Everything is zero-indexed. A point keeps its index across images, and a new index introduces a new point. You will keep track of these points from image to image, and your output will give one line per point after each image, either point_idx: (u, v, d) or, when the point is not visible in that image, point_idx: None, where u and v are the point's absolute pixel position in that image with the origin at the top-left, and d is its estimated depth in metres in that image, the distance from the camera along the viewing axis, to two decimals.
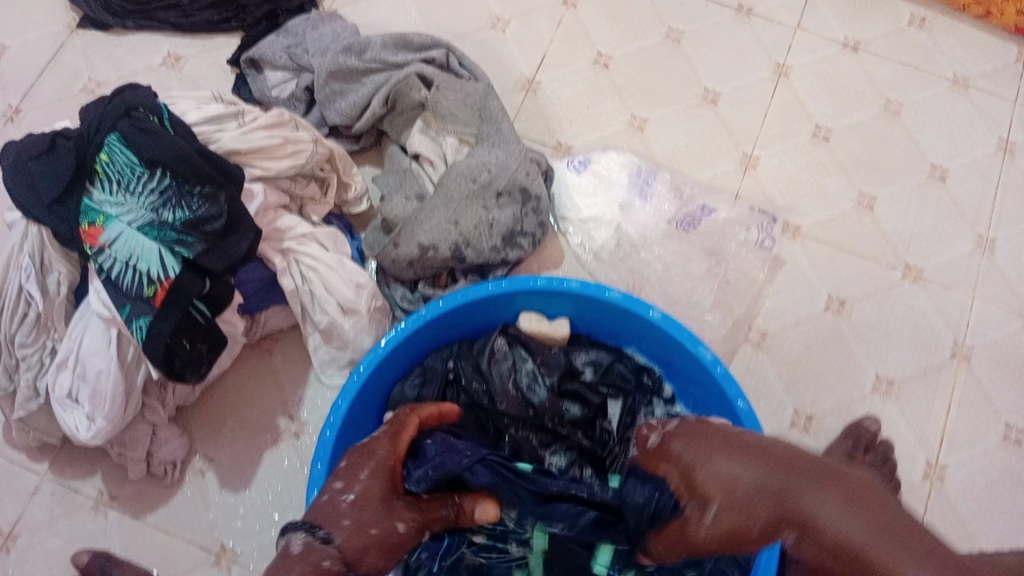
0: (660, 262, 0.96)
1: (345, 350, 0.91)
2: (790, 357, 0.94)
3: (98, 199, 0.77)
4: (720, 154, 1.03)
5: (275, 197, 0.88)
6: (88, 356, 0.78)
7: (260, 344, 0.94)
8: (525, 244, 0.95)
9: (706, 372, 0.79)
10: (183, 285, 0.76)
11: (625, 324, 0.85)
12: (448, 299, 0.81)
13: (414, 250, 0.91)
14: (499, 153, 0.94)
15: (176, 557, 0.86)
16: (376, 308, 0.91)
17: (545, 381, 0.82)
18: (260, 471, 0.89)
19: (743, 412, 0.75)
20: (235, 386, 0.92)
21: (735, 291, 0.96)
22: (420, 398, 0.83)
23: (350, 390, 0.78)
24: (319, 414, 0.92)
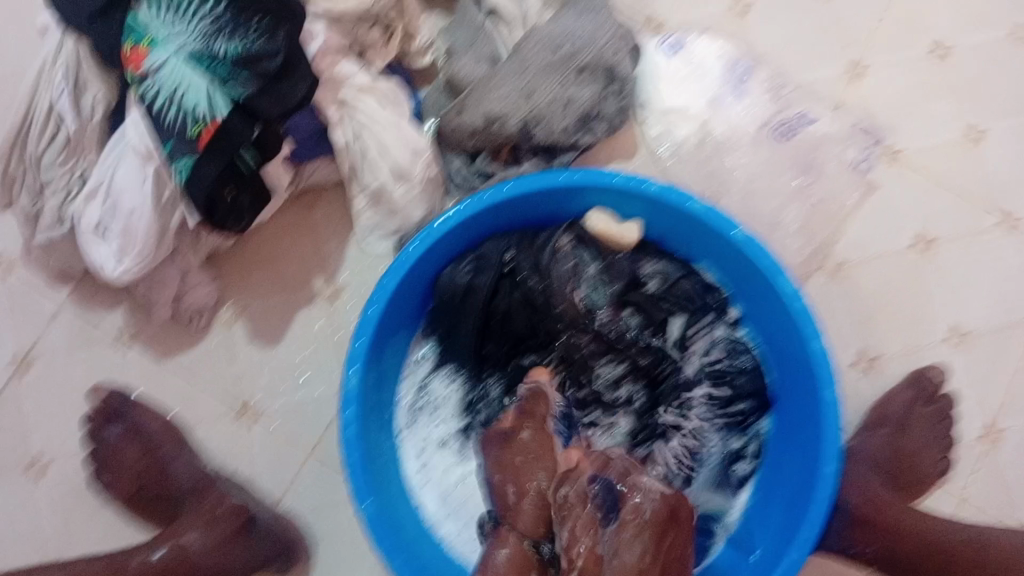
0: (744, 172, 0.89)
1: (393, 218, 0.83)
2: (863, 292, 0.88)
3: (145, 18, 0.68)
4: (826, 58, 0.92)
5: (336, 40, 0.80)
6: (121, 191, 0.72)
7: (300, 198, 0.86)
8: (599, 129, 0.86)
9: (782, 303, 0.73)
10: (230, 129, 0.69)
11: (700, 235, 0.78)
12: (516, 184, 0.74)
13: (479, 120, 0.82)
14: (589, 22, 0.84)
15: (196, 406, 0.82)
16: (430, 178, 0.82)
17: (608, 289, 0.78)
18: (291, 330, 0.84)
19: (817, 354, 0.70)
20: (271, 239, 0.85)
21: (820, 214, 0.89)
22: (471, 284, 0.78)
23: (399, 268, 0.72)
24: (359, 278, 0.85)
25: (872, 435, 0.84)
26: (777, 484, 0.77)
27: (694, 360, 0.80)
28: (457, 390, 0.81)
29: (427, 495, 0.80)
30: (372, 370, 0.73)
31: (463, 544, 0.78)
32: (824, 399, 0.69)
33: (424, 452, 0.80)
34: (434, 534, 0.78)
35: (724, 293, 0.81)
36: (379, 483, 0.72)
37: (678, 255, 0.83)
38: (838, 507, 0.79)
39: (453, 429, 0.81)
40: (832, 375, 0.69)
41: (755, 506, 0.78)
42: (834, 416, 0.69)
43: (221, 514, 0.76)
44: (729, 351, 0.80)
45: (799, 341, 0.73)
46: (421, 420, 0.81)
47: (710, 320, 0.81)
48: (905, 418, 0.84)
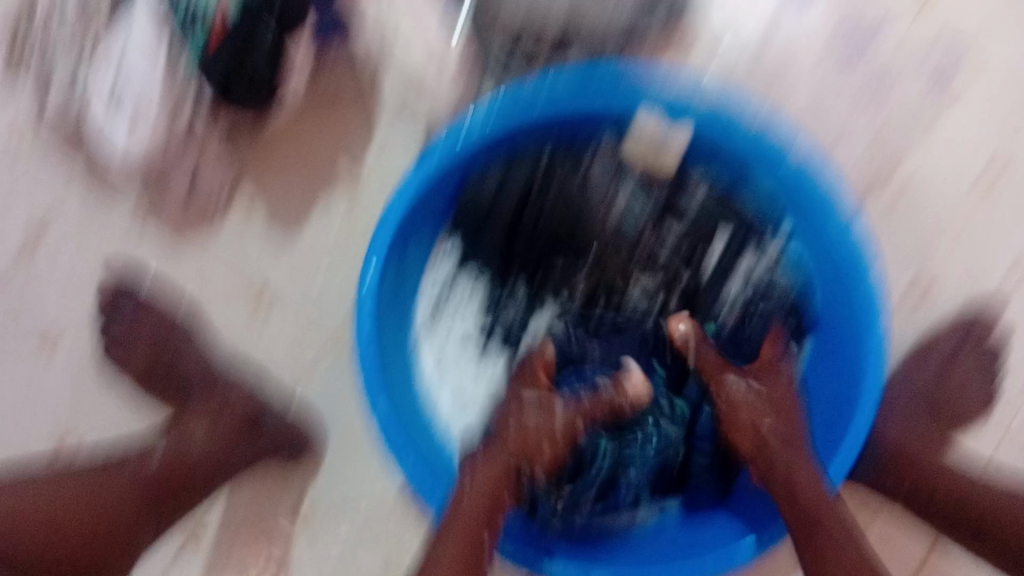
0: (812, 82, 0.81)
1: (421, 110, 0.78)
2: (927, 219, 0.81)
3: None
4: None
5: None
6: (127, 70, 0.74)
7: (324, 82, 0.80)
8: (662, 14, 0.79)
9: (837, 238, 0.67)
10: (237, 26, 0.72)
11: (753, 155, 0.71)
12: (557, 78, 0.67)
13: (523, 5, 0.74)
14: None
15: (213, 287, 0.80)
16: (466, 67, 0.76)
17: (650, 196, 0.76)
18: (313, 214, 0.80)
19: (868, 290, 0.66)
20: (292, 126, 0.81)
21: (890, 124, 0.80)
22: (504, 186, 0.74)
23: (427, 168, 0.67)
24: (386, 162, 0.80)
25: (925, 367, 0.80)
26: (803, 418, 0.74)
27: (729, 284, 0.77)
28: (482, 295, 0.78)
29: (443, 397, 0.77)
30: (390, 275, 0.69)
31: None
32: (871, 340, 0.65)
33: (439, 366, 0.78)
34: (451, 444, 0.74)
35: (774, 219, 0.75)
36: (396, 392, 0.69)
37: (727, 175, 0.76)
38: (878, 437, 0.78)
39: (476, 333, 0.78)
40: (880, 317, 0.65)
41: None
42: (879, 356, 0.65)
43: (230, 406, 0.77)
44: (768, 279, 0.76)
45: (849, 279, 0.68)
46: (442, 322, 0.78)
47: (755, 244, 0.76)
48: (955, 355, 0.80)
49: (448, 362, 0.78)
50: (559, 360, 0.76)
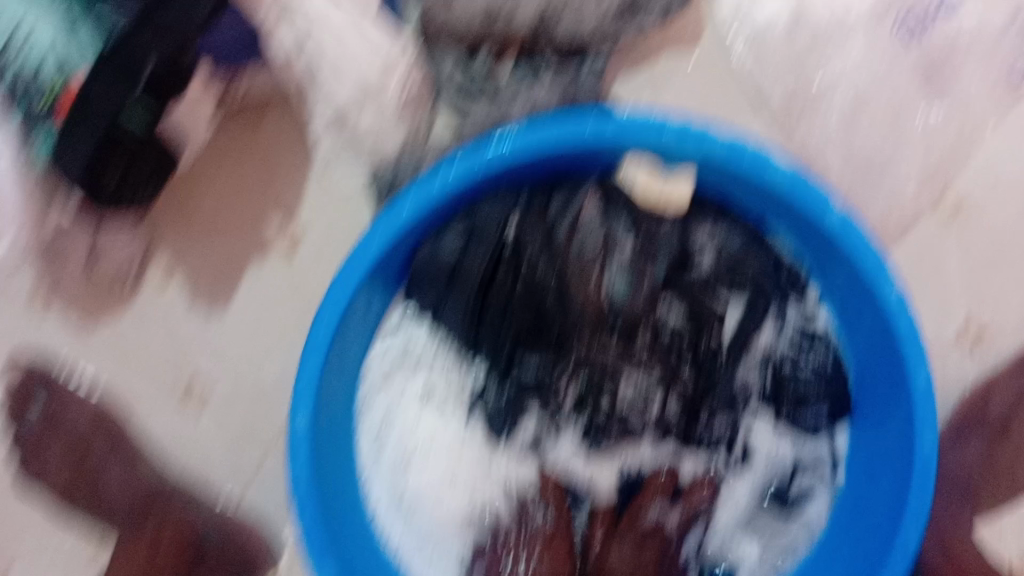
0: (850, 72, 0.64)
1: (361, 147, 0.62)
2: (992, 239, 0.65)
3: None
4: None
5: None
6: None
7: (241, 112, 0.66)
8: (650, 17, 0.61)
9: (881, 315, 0.55)
10: (95, 99, 0.55)
11: (775, 205, 0.57)
12: (514, 145, 0.55)
13: (478, 13, 0.58)
14: None
15: (132, 381, 0.68)
16: (410, 95, 0.60)
17: (642, 271, 0.59)
18: (241, 290, 0.67)
19: (919, 392, 0.53)
20: (207, 166, 0.67)
21: (942, 131, 0.64)
22: (461, 261, 0.59)
23: (361, 258, 0.54)
24: (321, 223, 0.66)
25: (964, 454, 0.65)
26: (852, 529, 0.59)
27: (754, 354, 0.62)
28: (444, 367, 0.63)
29: (381, 495, 0.63)
30: (334, 366, 0.57)
31: (420, 557, 0.63)
32: (921, 447, 0.53)
33: (387, 434, 0.63)
34: (387, 545, 0.62)
35: (801, 267, 0.62)
36: (337, 501, 0.58)
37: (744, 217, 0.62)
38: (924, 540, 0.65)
39: (434, 412, 0.63)
40: (934, 418, 0.53)
41: (810, 551, 0.62)
42: (926, 474, 0.53)
43: (165, 538, 0.65)
44: (800, 343, 0.62)
45: (897, 364, 0.55)
46: (392, 410, 0.63)
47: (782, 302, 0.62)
48: (1007, 427, 0.64)
49: (400, 453, 0.63)
50: (549, 447, 0.63)
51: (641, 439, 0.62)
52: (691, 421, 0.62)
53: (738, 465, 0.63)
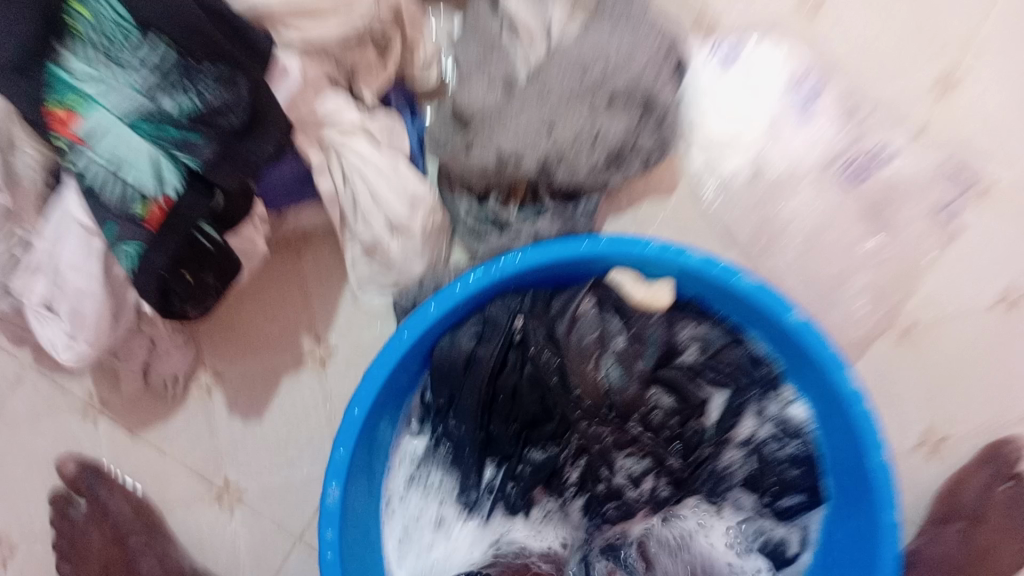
0: (811, 215, 0.72)
1: (390, 271, 0.73)
2: (937, 358, 0.76)
3: (74, 69, 0.53)
4: (915, 58, 0.76)
5: (315, 67, 0.64)
6: (67, 272, 0.61)
7: (286, 243, 0.75)
8: (633, 163, 0.73)
9: (843, 406, 0.62)
10: (186, 206, 0.58)
11: (747, 308, 0.66)
12: (528, 254, 0.64)
13: (491, 157, 0.69)
14: (623, 40, 0.69)
15: (170, 482, 0.76)
16: (433, 227, 0.72)
17: (635, 365, 0.67)
18: (276, 400, 0.76)
19: (881, 469, 0.60)
20: (252, 291, 0.75)
21: (896, 271, 0.74)
22: (474, 354, 0.68)
23: (392, 353, 0.62)
24: (351, 338, 0.76)
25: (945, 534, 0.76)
26: None
27: (736, 442, 0.72)
28: (456, 459, 0.72)
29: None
30: (361, 459, 0.64)
31: None
32: (882, 523, 0.60)
33: (410, 520, 0.72)
34: None
35: (775, 365, 0.70)
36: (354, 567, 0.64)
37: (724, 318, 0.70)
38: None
39: (453, 497, 0.73)
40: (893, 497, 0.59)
41: None
42: (894, 547, 0.59)
43: None
44: (779, 432, 0.71)
45: (860, 448, 0.62)
46: (418, 489, 0.73)
47: (760, 394, 0.71)
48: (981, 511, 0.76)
49: (425, 538, 0.72)
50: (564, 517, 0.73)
51: (638, 514, 0.73)
52: (682, 495, 0.73)
53: (723, 527, 0.74)
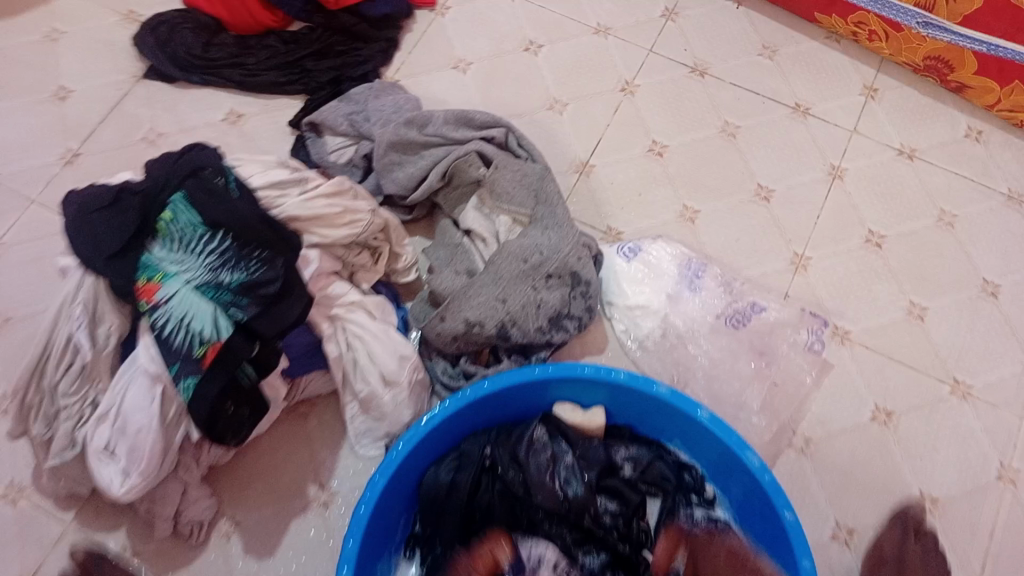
0: (708, 358, 0.96)
1: (382, 421, 0.89)
2: (837, 467, 0.92)
3: (157, 256, 0.78)
4: (771, 252, 1.04)
5: (329, 264, 0.87)
6: (130, 411, 0.77)
7: (295, 409, 0.94)
8: (570, 326, 0.94)
9: (753, 478, 0.77)
10: (233, 347, 0.77)
11: (668, 418, 0.83)
12: (493, 381, 0.81)
13: (460, 326, 0.90)
14: (552, 236, 0.94)
15: None
16: (416, 380, 0.90)
17: (584, 476, 0.81)
18: (286, 540, 0.88)
19: (790, 523, 0.74)
20: (267, 449, 0.92)
21: (782, 393, 0.95)
22: (453, 482, 0.81)
23: (387, 467, 0.77)
24: (348, 485, 0.91)
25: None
26: None
27: None
28: None
29: None
30: (362, 565, 0.75)
31: None
32: (802, 569, 0.71)
33: None
34: None
35: (698, 472, 0.85)
36: None
37: (650, 439, 0.87)
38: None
39: None
40: (805, 545, 0.72)
41: None
42: None
43: None
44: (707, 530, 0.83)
45: (773, 514, 0.76)
46: None
47: (687, 500, 0.84)
48: (902, 558, 0.85)
49: None
50: None
51: None
52: None
53: None
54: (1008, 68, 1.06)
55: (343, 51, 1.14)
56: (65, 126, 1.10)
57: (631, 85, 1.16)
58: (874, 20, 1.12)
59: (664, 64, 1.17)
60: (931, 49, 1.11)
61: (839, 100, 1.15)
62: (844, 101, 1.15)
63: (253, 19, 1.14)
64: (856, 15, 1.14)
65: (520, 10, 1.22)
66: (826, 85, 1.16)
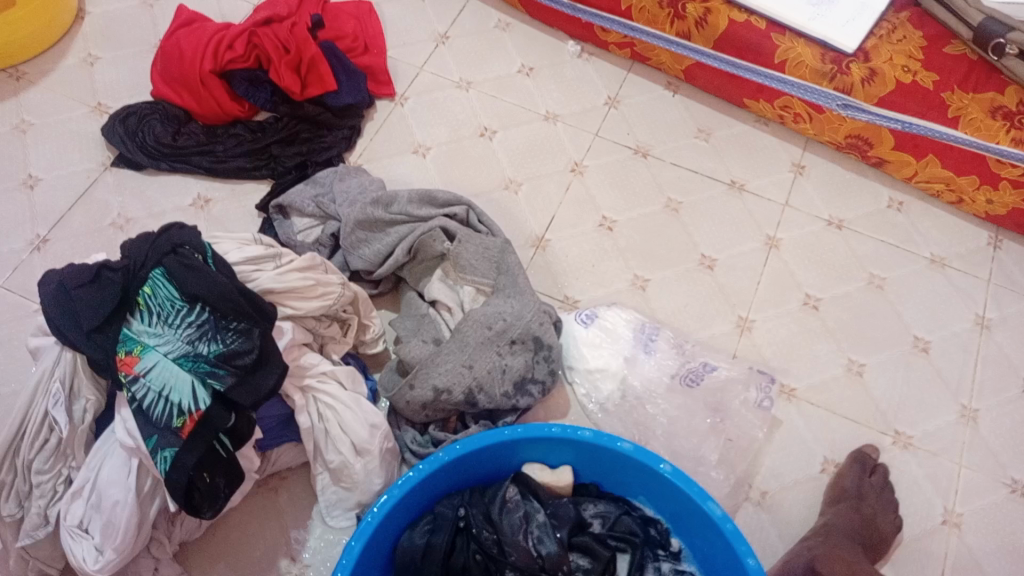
0: (666, 417, 1.01)
1: (353, 490, 0.89)
2: (789, 518, 0.97)
3: (136, 329, 0.80)
4: (718, 316, 1.11)
5: (300, 335, 0.90)
6: (106, 487, 0.78)
7: (266, 482, 0.94)
8: (534, 391, 0.98)
9: (716, 527, 0.80)
10: (210, 417, 0.79)
11: (633, 473, 0.86)
12: (465, 442, 0.83)
13: (428, 393, 0.93)
14: (515, 303, 0.99)
15: None
16: (387, 448, 0.91)
17: (556, 534, 0.83)
18: None
19: (753, 571, 0.76)
20: (238, 524, 0.91)
21: (737, 448, 0.99)
22: (429, 544, 0.82)
23: (364, 532, 0.78)
24: (321, 556, 0.91)
25: (842, 507, 0.94)
26: None
27: None
28: None
29: None
30: None
31: None
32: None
33: None
34: None
35: (663, 526, 0.88)
36: None
37: (616, 496, 0.90)
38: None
39: None
40: None
41: None
42: None
43: None
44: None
45: (738, 563, 0.79)
46: None
47: (654, 554, 0.87)
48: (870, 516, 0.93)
49: None
50: None
51: None
52: None
53: None
54: (921, 142, 1.17)
55: (308, 139, 1.20)
56: (34, 214, 1.13)
57: (580, 166, 1.24)
58: (799, 104, 1.22)
59: (609, 146, 1.26)
60: (852, 129, 1.21)
61: (771, 176, 1.25)
62: (776, 177, 1.25)
63: (220, 110, 1.17)
64: (781, 100, 1.24)
65: (474, 98, 1.30)
66: (758, 163, 1.26)
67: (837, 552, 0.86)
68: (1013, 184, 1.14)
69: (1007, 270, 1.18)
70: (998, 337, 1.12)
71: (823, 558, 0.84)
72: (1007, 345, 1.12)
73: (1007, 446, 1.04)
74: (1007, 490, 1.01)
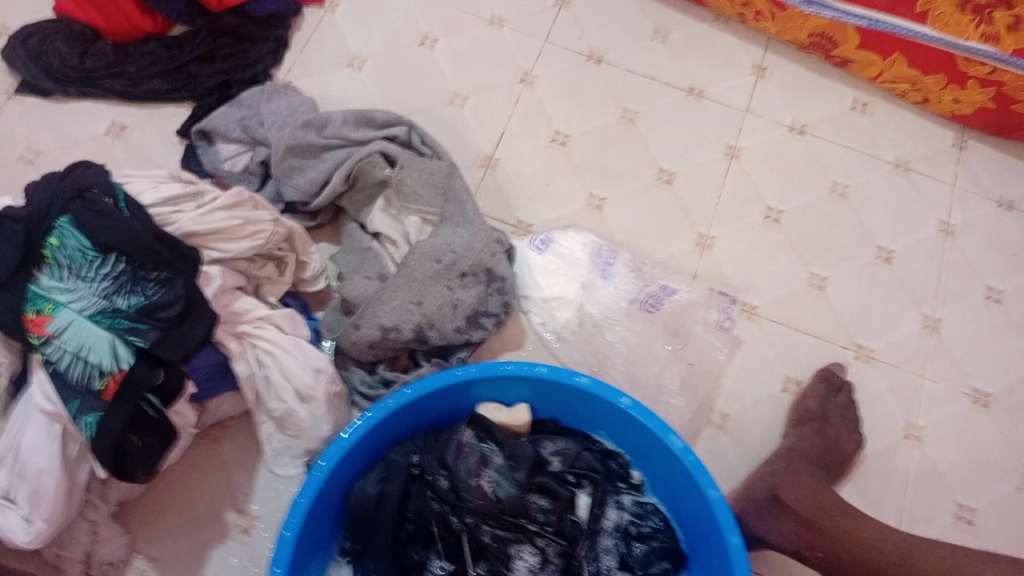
0: (625, 344, 0.98)
1: (299, 438, 0.84)
2: (751, 440, 0.96)
3: (46, 286, 0.74)
4: (677, 234, 1.06)
5: (232, 279, 0.84)
6: (28, 453, 0.71)
7: (207, 432, 0.89)
8: (488, 324, 0.92)
9: (678, 460, 0.78)
10: (135, 377, 0.74)
11: (591, 408, 0.83)
12: (415, 386, 0.78)
13: (375, 331, 0.88)
14: (464, 233, 0.92)
15: None
16: (334, 393, 0.84)
17: (514, 475, 0.80)
18: (204, 570, 0.84)
19: (715, 502, 0.74)
20: (180, 477, 0.87)
21: (698, 372, 0.98)
22: (382, 493, 0.79)
23: (312, 487, 0.73)
24: (270, 506, 0.87)
25: (806, 432, 0.93)
26: None
27: (606, 531, 0.83)
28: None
29: None
30: None
31: None
32: (731, 545, 0.72)
33: None
34: None
35: (623, 458, 0.86)
36: None
37: (576, 431, 0.87)
38: (790, 510, 0.81)
39: None
40: (732, 522, 0.73)
41: None
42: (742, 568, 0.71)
43: None
44: (636, 516, 0.84)
45: (700, 495, 0.77)
46: None
47: (615, 488, 0.85)
48: (825, 417, 0.94)
49: None
50: None
51: None
52: None
53: None
54: (888, 40, 1.10)
55: (230, 53, 1.09)
56: None
57: (529, 76, 1.15)
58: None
59: (561, 53, 1.17)
60: (816, 27, 1.14)
61: (731, 80, 1.18)
62: (737, 82, 1.18)
63: (130, 26, 1.08)
64: None
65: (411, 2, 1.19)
66: (719, 67, 1.18)
67: (800, 478, 0.85)
68: (981, 83, 1.09)
69: (973, 172, 1.14)
70: (963, 244, 1.10)
71: (788, 488, 0.83)
72: (972, 250, 1.09)
73: (968, 355, 1.03)
74: (969, 400, 1.00)
